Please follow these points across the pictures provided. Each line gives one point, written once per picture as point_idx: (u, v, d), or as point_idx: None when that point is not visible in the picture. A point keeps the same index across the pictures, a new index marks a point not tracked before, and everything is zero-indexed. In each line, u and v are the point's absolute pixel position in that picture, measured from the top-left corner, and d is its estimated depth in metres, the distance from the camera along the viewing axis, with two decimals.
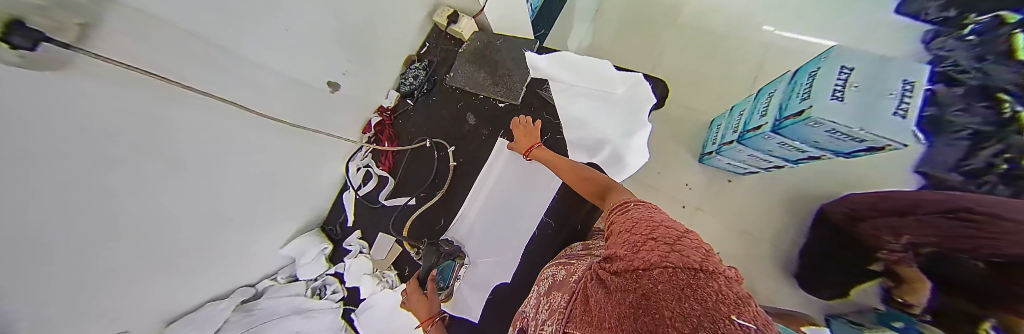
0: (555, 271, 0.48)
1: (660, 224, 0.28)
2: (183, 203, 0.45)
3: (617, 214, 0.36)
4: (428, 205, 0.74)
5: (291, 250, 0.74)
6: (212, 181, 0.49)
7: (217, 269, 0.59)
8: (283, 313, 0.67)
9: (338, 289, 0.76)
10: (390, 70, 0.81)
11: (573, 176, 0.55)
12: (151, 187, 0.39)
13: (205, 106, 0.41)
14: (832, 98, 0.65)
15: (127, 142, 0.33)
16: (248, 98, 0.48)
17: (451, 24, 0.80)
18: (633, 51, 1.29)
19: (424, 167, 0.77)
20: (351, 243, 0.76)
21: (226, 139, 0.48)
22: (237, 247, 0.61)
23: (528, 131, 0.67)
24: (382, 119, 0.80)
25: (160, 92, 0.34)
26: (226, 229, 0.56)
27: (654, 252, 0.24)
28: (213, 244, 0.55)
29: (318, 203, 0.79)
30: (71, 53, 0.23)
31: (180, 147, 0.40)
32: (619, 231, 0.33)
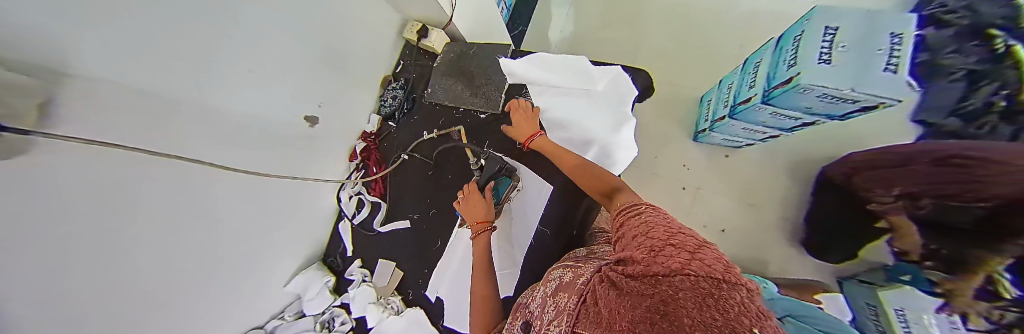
0: (560, 273, 0.44)
1: (678, 233, 0.26)
2: (179, 262, 0.45)
3: (630, 216, 0.34)
4: (424, 228, 0.73)
5: (295, 286, 0.75)
6: (206, 235, 0.48)
7: (231, 316, 0.59)
8: None
9: (346, 320, 0.75)
10: (367, 94, 0.79)
11: (575, 171, 0.53)
12: (142, 252, 0.38)
13: (179, 164, 0.40)
14: (819, 62, 0.63)
15: (104, 214, 0.32)
16: (225, 148, 0.47)
17: (421, 39, 0.78)
18: (612, 36, 1.26)
19: (415, 186, 0.75)
20: (353, 272, 0.76)
21: (211, 192, 0.47)
22: (245, 291, 0.61)
23: (528, 116, 0.62)
24: (368, 144, 0.80)
25: (129, 160, 0.33)
26: (229, 278, 0.56)
27: (678, 259, 0.22)
28: (220, 295, 0.55)
29: (316, 238, 0.79)
30: (28, 139, 0.22)
31: (162, 209, 0.39)
32: (633, 234, 0.30)
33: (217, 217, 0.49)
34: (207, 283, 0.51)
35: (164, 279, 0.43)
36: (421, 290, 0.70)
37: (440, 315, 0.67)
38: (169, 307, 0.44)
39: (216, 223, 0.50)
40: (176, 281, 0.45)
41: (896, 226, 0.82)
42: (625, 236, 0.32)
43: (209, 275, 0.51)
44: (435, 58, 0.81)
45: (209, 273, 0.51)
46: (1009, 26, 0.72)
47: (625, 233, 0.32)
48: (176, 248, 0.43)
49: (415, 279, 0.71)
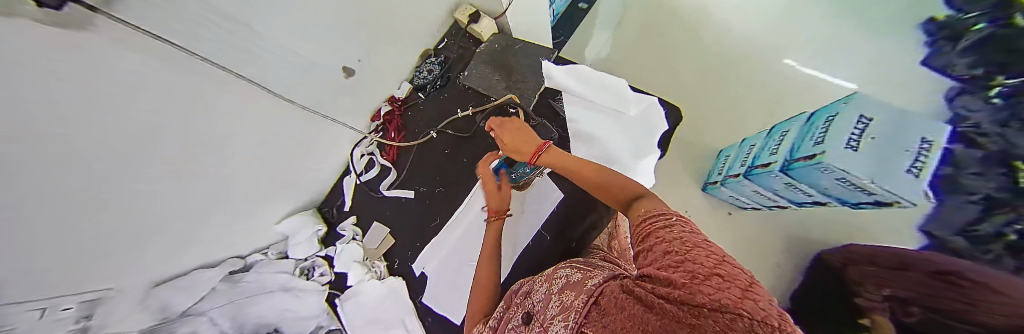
0: (569, 273, 0.46)
1: (719, 258, 0.23)
2: (185, 170, 0.45)
3: (656, 228, 0.31)
4: (427, 202, 0.73)
5: (285, 228, 0.76)
6: (217, 150, 0.49)
7: (218, 236, 0.60)
8: (270, 289, 0.66)
9: (325, 272, 0.77)
10: (405, 62, 0.80)
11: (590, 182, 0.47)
12: (157, 151, 0.39)
13: (215, 77, 0.41)
14: (846, 147, 0.64)
15: (140, 105, 0.33)
16: (257, 74, 0.48)
17: (471, 23, 0.79)
18: (649, 69, 1.28)
19: (429, 161, 0.76)
20: (345, 227, 0.76)
21: (235, 111, 0.47)
22: (234, 217, 0.61)
23: (522, 131, 0.58)
24: (392, 109, 0.80)
25: (175, 61, 0.34)
26: (223, 200, 0.56)
27: (721, 291, 0.19)
28: (212, 212, 0.55)
29: (319, 184, 0.80)
30: (93, 16, 0.22)
31: (189, 115, 0.40)
32: (661, 250, 0.28)
33: (232, 137, 0.50)
34: (204, 198, 0.51)
35: (166, 182, 0.43)
36: (408, 261, 0.70)
37: (419, 290, 0.67)
38: (162, 209, 0.45)
39: (230, 142, 0.50)
40: (177, 186, 0.45)
41: (878, 324, 0.78)
42: (653, 250, 0.29)
43: (207, 191, 0.52)
44: (479, 45, 0.82)
45: (209, 189, 0.52)
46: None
47: (650, 245, 0.30)
48: (188, 155, 0.44)
49: (404, 249, 0.71)
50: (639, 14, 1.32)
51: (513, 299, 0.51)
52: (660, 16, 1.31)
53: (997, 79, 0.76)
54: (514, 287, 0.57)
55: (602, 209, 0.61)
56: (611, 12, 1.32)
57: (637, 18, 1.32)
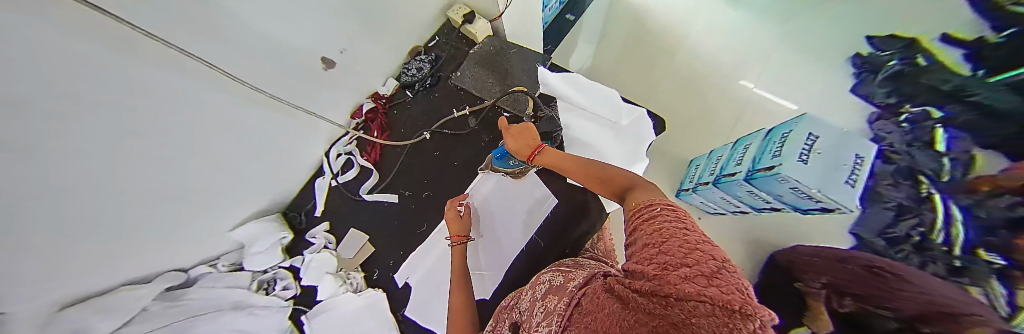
0: (553, 277, 0.44)
1: (696, 248, 0.22)
2: (114, 170, 0.36)
3: (642, 221, 0.29)
4: (413, 206, 0.69)
5: (242, 235, 0.65)
6: (160, 146, 0.41)
7: (150, 248, 0.49)
8: (222, 307, 0.59)
9: (290, 286, 0.70)
10: (392, 57, 0.76)
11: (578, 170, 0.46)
12: (87, 148, 0.31)
13: (173, 64, 0.35)
14: (799, 160, 0.71)
15: (73, 91, 0.26)
16: (224, 60, 0.42)
17: (465, 23, 0.77)
18: (629, 80, 1.35)
19: (416, 162, 0.72)
20: (316, 235, 0.68)
21: (190, 100, 0.40)
22: (179, 224, 0.52)
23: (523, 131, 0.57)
24: (376, 106, 0.75)
25: (126, 41, 0.28)
26: (162, 205, 0.47)
27: (690, 279, 0.18)
28: (144, 219, 0.45)
29: (284, 185, 0.71)
30: None
31: (130, 103, 0.33)
32: (642, 244, 0.27)
33: (181, 130, 0.42)
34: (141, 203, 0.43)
35: (96, 186, 0.35)
36: (390, 272, 0.64)
37: (401, 303, 0.62)
38: (79, 219, 0.36)
39: (186, 138, 0.44)
40: (103, 190, 0.37)
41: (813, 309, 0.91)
42: (636, 246, 0.28)
43: (143, 192, 0.43)
44: (473, 46, 0.80)
45: (149, 193, 0.43)
46: (933, 178, 0.79)
47: (638, 239, 0.28)
48: (122, 152, 0.36)
49: (385, 259, 0.66)
50: (623, 28, 1.40)
51: (502, 314, 0.48)
52: (640, 32, 1.38)
53: (904, 107, 0.90)
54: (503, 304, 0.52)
55: (594, 214, 0.61)
56: (595, 25, 1.40)
57: (619, 33, 1.40)
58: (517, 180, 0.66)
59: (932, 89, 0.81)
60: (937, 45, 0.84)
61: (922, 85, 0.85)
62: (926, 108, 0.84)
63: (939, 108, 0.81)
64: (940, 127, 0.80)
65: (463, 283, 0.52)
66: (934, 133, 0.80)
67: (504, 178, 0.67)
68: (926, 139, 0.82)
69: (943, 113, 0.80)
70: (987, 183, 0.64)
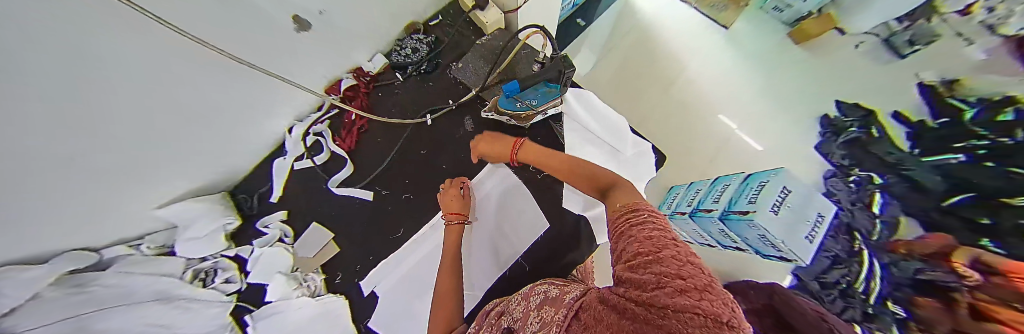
0: (548, 288, 0.42)
1: (687, 261, 0.22)
2: (29, 138, 0.28)
3: (630, 226, 0.29)
4: (389, 208, 0.61)
5: (173, 216, 0.58)
6: (93, 109, 0.31)
7: (35, 225, 0.38)
8: (141, 299, 0.52)
9: (233, 279, 0.64)
10: (387, 33, 0.66)
11: (564, 163, 0.47)
12: (14, 114, 0.24)
13: (141, 23, 0.27)
14: (771, 210, 0.73)
15: (23, 47, 0.19)
16: (209, 25, 0.34)
17: (476, 9, 0.71)
18: (625, 94, 1.33)
19: (396, 157, 0.64)
20: (268, 224, 0.59)
21: (144, 59, 0.31)
22: (78, 195, 0.40)
23: (495, 137, 0.56)
24: (358, 84, 0.67)
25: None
26: (63, 177, 0.36)
27: (688, 294, 0.18)
28: (39, 194, 0.35)
29: (221, 156, 0.59)
30: None
31: (80, 60, 0.25)
32: (630, 249, 0.26)
33: (118, 93, 0.33)
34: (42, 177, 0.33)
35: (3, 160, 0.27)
36: (354, 278, 0.57)
37: (364, 313, 0.56)
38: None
39: (127, 102, 0.35)
40: (13, 165, 0.28)
41: None
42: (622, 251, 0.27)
43: (49, 163, 0.32)
44: (481, 34, 0.75)
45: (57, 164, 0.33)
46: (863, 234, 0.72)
47: (624, 246, 0.28)
48: (44, 117, 0.27)
49: (349, 262, 0.58)
50: (629, 41, 1.38)
51: (489, 319, 0.44)
52: (644, 48, 1.37)
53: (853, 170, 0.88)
54: (488, 306, 0.50)
55: (585, 246, 0.60)
56: (601, 34, 1.40)
57: (623, 44, 1.38)
58: (521, 124, 0.64)
59: (880, 160, 0.79)
60: (891, 121, 0.87)
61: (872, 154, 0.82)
62: (869, 175, 0.80)
63: (878, 175, 0.78)
64: (877, 191, 0.75)
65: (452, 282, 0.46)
66: (871, 196, 0.76)
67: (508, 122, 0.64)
68: (863, 201, 0.76)
69: (882, 180, 0.76)
70: (907, 246, 0.64)
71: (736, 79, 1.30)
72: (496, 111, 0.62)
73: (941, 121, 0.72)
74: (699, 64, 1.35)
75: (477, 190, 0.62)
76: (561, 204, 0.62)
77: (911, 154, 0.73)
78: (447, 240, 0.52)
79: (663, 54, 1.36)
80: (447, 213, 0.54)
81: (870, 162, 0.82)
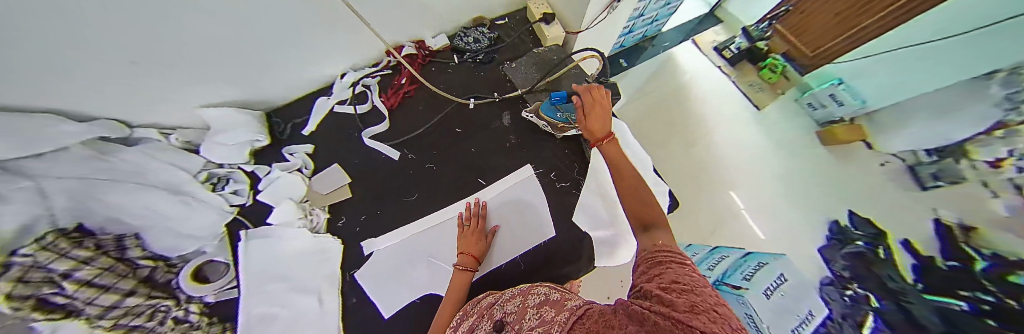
0: (548, 292, 0.42)
1: (697, 280, 0.25)
2: None
3: (670, 261, 0.29)
4: (409, 172, 0.63)
5: (215, 117, 0.61)
6: None
7: (98, 71, 0.40)
8: (150, 184, 0.55)
9: (241, 193, 0.66)
10: (459, 17, 0.73)
11: (631, 183, 0.43)
12: None
13: None
14: (761, 293, 0.71)
15: None
16: None
17: (540, 22, 0.77)
18: (650, 136, 1.36)
19: (430, 127, 0.67)
20: (294, 152, 0.62)
21: None
22: (144, 58, 0.43)
23: (601, 109, 0.50)
24: (417, 54, 0.71)
25: None
26: (136, 31, 0.38)
27: (698, 302, 0.20)
28: (115, 45, 0.38)
29: (277, 78, 0.64)
30: None
31: None
32: (653, 272, 0.29)
33: None
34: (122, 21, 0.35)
35: None
36: (354, 227, 0.58)
37: (354, 263, 0.55)
38: (63, 5, 0.28)
39: None
40: None
41: None
42: (644, 274, 0.30)
43: (137, 10, 0.34)
44: (538, 45, 0.80)
45: (141, 15, 0.35)
46: None
47: (646, 271, 0.30)
48: None
49: (357, 210, 0.59)
50: (666, 89, 1.44)
51: (479, 308, 0.44)
52: (678, 102, 1.42)
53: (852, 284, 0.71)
54: (479, 296, 0.51)
55: (583, 261, 0.61)
56: (641, 74, 1.46)
57: (660, 91, 1.43)
58: (556, 134, 0.66)
59: (881, 283, 0.63)
60: (898, 248, 0.70)
61: (878, 273, 0.66)
62: (865, 294, 0.64)
63: (876, 297, 0.61)
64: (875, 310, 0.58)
65: (457, 304, 0.48)
66: (865, 319, 0.57)
67: (544, 127, 0.67)
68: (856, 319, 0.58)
69: (879, 304, 0.59)
70: None
71: (756, 159, 1.32)
72: (537, 114, 0.65)
73: (948, 262, 0.53)
74: (728, 135, 1.37)
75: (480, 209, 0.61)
76: (572, 217, 0.62)
77: (914, 289, 0.55)
78: (449, 293, 0.49)
79: (695, 113, 1.40)
80: (461, 253, 0.52)
81: (874, 280, 0.66)
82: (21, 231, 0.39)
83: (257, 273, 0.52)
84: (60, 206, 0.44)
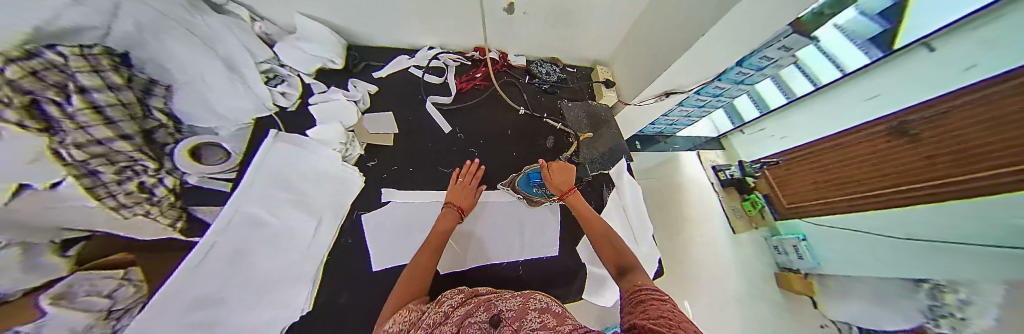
0: (547, 301, 0.43)
1: (677, 317, 0.28)
2: None
3: (651, 296, 0.33)
4: (452, 147, 0.66)
5: (307, 27, 0.65)
6: None
7: None
8: (218, 53, 0.55)
9: (289, 97, 0.66)
10: (540, 47, 0.86)
11: (596, 232, 0.51)
12: None
13: None
14: None
15: None
16: None
17: (601, 83, 0.92)
18: (661, 206, 1.43)
19: (485, 118, 0.73)
20: (358, 86, 0.65)
21: None
22: None
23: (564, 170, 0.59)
24: (498, 59, 0.82)
25: None
26: None
27: None
28: None
29: (378, 23, 0.71)
30: None
31: None
32: (642, 308, 0.31)
33: None
34: None
35: None
36: (383, 172, 0.58)
37: (366, 204, 0.54)
38: None
39: None
40: None
41: None
42: (634, 311, 0.32)
43: None
44: (592, 99, 0.93)
45: None
46: None
47: (640, 308, 0.32)
48: None
49: (390, 160, 0.60)
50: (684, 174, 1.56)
51: (474, 298, 0.41)
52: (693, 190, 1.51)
53: None
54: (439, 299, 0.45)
55: (574, 289, 0.62)
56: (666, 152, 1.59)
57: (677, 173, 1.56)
58: (530, 207, 0.66)
59: None
60: None
61: None
62: None
63: None
64: None
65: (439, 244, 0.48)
66: None
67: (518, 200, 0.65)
68: None
69: None
70: None
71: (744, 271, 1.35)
72: (512, 188, 0.64)
73: None
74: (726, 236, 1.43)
75: (500, 205, 0.64)
76: (575, 247, 0.65)
77: None
78: (438, 225, 0.50)
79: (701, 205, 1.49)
80: (451, 202, 0.54)
81: None
82: (71, 31, 0.36)
83: (267, 174, 0.51)
84: (121, 30, 0.42)
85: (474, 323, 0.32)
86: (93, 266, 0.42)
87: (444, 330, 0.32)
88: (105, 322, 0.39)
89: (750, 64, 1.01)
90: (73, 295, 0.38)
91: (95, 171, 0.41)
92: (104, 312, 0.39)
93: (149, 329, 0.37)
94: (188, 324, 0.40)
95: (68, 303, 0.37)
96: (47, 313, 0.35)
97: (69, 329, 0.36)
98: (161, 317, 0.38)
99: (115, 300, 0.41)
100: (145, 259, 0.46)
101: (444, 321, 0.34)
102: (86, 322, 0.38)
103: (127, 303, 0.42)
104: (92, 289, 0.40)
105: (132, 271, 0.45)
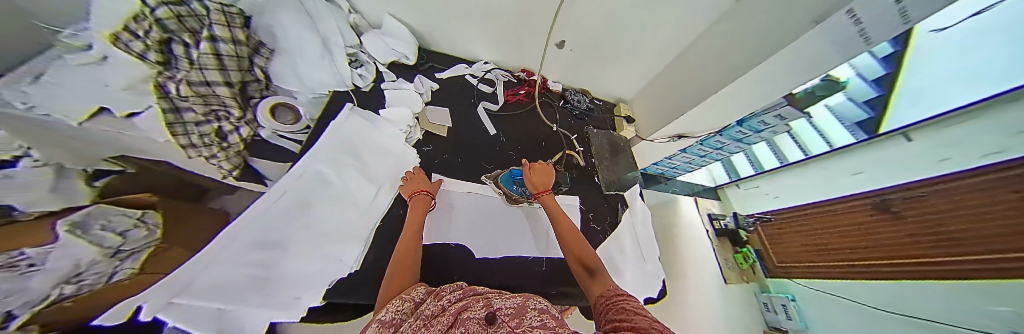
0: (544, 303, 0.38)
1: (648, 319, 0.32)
2: None
3: (624, 303, 0.37)
4: (493, 146, 0.74)
5: (392, 28, 0.77)
6: None
7: None
8: (320, 32, 0.65)
9: (364, 80, 0.74)
10: (574, 79, 0.99)
11: (569, 236, 0.55)
12: None
13: None
14: None
15: None
16: None
17: (622, 117, 1.04)
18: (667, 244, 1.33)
19: (523, 127, 0.82)
20: (424, 82, 0.75)
21: None
22: None
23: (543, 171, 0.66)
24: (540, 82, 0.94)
25: None
26: None
27: None
28: None
29: (448, 36, 0.83)
30: None
31: None
32: (620, 315, 0.34)
33: None
34: None
35: None
36: (436, 156, 0.66)
37: None
38: None
39: None
40: None
41: None
42: (612, 318, 0.35)
43: None
44: (614, 130, 1.04)
45: None
46: None
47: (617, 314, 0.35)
48: None
49: (441, 147, 0.67)
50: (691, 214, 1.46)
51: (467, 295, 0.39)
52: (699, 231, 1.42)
53: None
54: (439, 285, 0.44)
55: None
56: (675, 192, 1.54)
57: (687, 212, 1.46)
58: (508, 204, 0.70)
59: None
60: None
61: None
62: None
63: None
64: None
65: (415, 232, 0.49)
66: None
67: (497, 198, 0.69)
68: None
69: None
70: None
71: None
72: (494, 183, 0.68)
73: None
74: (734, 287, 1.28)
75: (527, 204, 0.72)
76: None
77: None
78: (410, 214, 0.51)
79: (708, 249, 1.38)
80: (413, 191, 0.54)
81: None
82: None
83: (342, 140, 0.58)
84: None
85: (471, 318, 0.31)
86: (116, 200, 0.38)
87: (438, 325, 0.31)
88: (110, 261, 0.35)
89: (750, 125, 1.15)
90: (87, 226, 0.34)
91: (185, 109, 0.47)
92: (113, 250, 0.35)
93: (218, 259, 0.40)
94: (249, 260, 0.43)
95: (81, 233, 0.34)
96: (60, 239, 0.32)
97: (75, 261, 0.32)
98: (227, 251, 0.41)
99: (126, 240, 0.37)
100: (168, 205, 0.42)
101: (439, 314, 0.34)
102: (92, 257, 0.34)
103: (138, 246, 0.38)
104: (107, 223, 0.36)
105: (151, 215, 0.40)
